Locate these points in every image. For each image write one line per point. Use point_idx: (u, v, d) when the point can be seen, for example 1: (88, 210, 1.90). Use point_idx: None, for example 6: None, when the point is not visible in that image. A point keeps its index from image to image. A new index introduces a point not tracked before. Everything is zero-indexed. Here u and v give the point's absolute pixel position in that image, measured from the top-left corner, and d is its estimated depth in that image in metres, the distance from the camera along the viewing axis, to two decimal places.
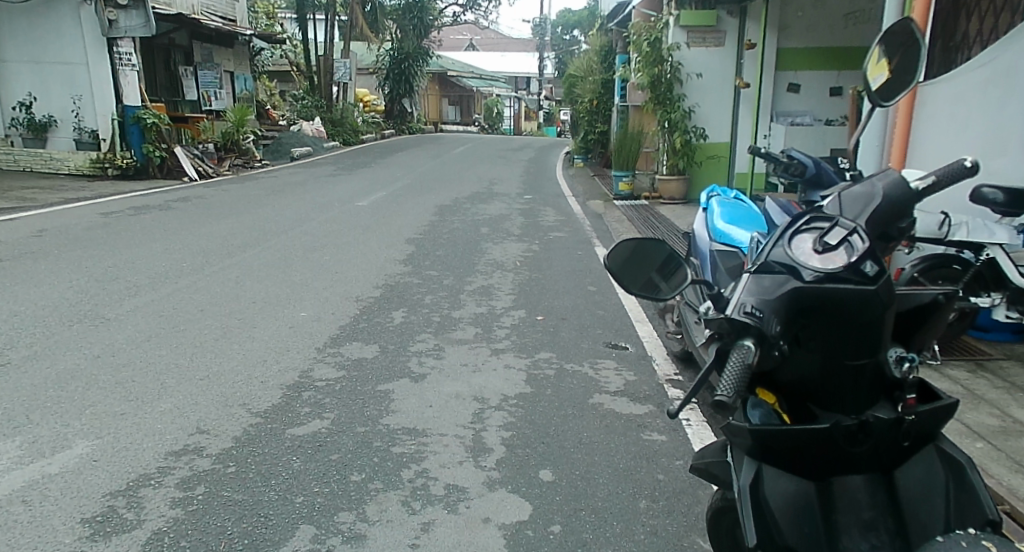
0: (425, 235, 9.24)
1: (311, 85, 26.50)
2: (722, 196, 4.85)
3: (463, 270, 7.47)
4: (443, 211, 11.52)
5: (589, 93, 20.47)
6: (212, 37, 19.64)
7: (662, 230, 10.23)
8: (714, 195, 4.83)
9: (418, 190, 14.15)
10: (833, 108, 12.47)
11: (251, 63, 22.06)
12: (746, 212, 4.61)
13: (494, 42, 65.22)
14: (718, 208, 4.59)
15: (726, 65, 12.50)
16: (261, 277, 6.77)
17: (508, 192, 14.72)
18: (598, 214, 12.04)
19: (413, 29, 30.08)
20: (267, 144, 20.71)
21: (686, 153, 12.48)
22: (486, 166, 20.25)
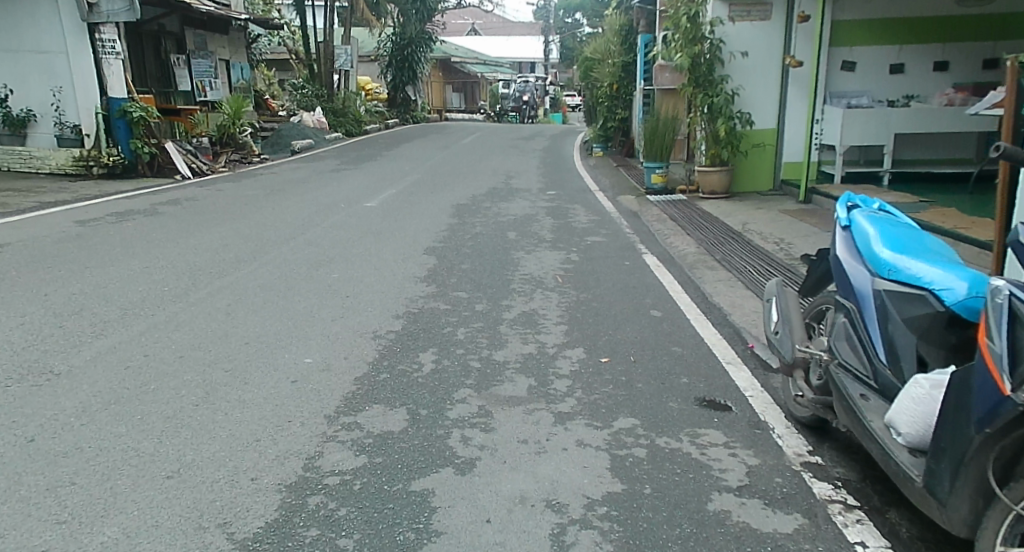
0: (449, 245, 8.02)
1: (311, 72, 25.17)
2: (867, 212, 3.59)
3: (500, 291, 6.26)
4: (464, 213, 10.31)
5: (608, 77, 19.55)
6: (205, 22, 18.28)
7: (713, 233, 9.02)
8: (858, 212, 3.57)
9: (433, 187, 12.92)
10: (890, 86, 12.12)
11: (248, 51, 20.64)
12: (908, 229, 3.40)
13: (495, 27, 63.53)
14: (872, 229, 3.32)
15: (772, 44, 11.78)
16: (257, 302, 5.56)
17: (528, 188, 13.48)
18: (633, 212, 10.82)
19: (416, 14, 28.56)
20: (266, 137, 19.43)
21: (730, 141, 11.56)
22: (499, 157, 18.99)
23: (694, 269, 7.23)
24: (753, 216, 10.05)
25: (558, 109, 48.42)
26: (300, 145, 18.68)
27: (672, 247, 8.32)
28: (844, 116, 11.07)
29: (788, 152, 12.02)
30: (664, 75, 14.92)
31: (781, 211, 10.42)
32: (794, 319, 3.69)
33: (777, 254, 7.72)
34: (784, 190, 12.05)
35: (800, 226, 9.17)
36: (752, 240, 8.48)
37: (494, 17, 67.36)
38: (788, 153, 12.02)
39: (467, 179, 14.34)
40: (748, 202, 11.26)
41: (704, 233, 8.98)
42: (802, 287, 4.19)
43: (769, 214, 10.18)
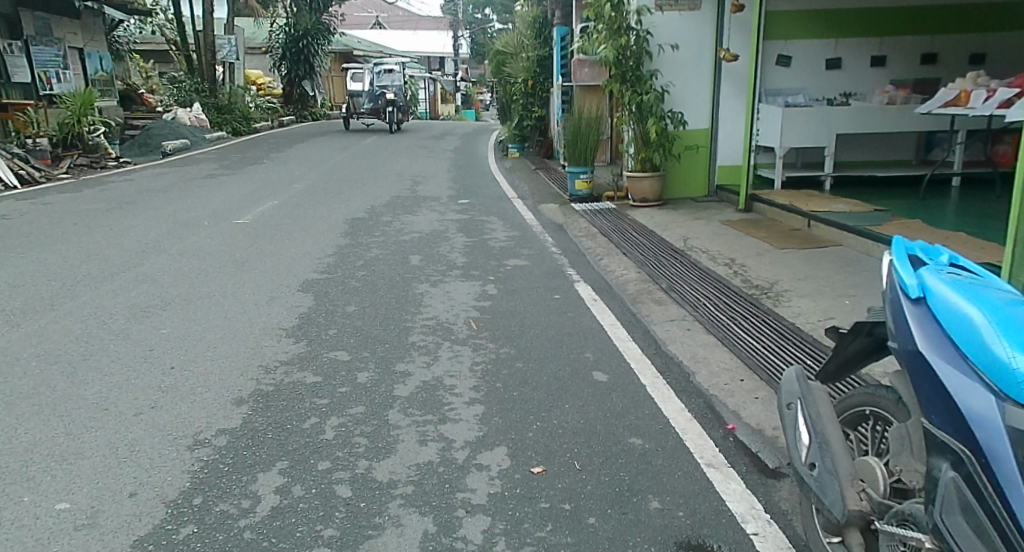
0: (336, 280, 6.52)
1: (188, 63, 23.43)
2: (931, 266, 2.46)
3: (395, 349, 4.80)
4: (360, 233, 8.80)
5: (522, 73, 18.35)
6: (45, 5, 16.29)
7: (651, 254, 7.78)
8: (921, 269, 2.42)
9: (327, 198, 11.34)
10: (827, 83, 11.09)
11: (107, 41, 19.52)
12: (1006, 295, 2.28)
13: (403, 21, 61.52)
14: (966, 307, 2.18)
15: (703, 36, 10.67)
16: (41, 376, 3.98)
17: (436, 198, 12.04)
18: (557, 229, 9.51)
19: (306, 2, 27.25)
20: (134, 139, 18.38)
21: (662, 144, 10.42)
22: (406, 160, 17.51)
23: (637, 306, 5.92)
24: (690, 231, 8.88)
25: (470, 106, 46.96)
26: (170, 146, 17.49)
27: (606, 274, 7.00)
28: (785, 115, 10.07)
29: (723, 154, 11.00)
30: (582, 70, 14.16)
31: (721, 223, 9.30)
32: (841, 451, 2.41)
33: (733, 281, 6.48)
34: (719, 196, 11.01)
35: (747, 242, 8.02)
36: (698, 262, 7.25)
37: (402, 12, 65.31)
38: (724, 155, 10.99)
39: (367, 187, 12.82)
40: (682, 213, 10.11)
41: (641, 255, 7.72)
42: (820, 371, 2.89)
43: (707, 227, 9.03)
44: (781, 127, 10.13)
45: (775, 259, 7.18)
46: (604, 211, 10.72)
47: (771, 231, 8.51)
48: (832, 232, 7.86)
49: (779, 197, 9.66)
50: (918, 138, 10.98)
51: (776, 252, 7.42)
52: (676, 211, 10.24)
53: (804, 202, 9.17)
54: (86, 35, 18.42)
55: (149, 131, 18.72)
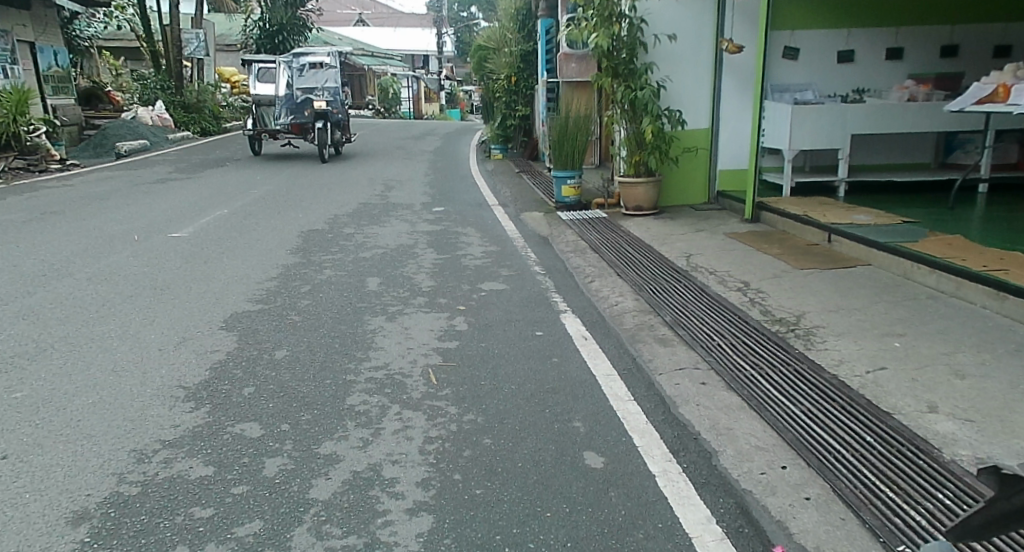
0: (275, 312, 5.40)
1: (153, 58, 23.04)
2: None
3: (327, 416, 3.70)
4: (315, 249, 7.69)
5: (505, 69, 17.36)
6: None
7: (650, 276, 6.67)
8: None
9: (285, 206, 10.22)
10: (839, 79, 9.99)
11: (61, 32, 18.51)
12: None
13: (385, 18, 60.37)
14: None
15: (704, 25, 9.58)
16: None
17: (408, 206, 10.92)
18: (541, 243, 8.41)
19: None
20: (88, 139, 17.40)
21: (659, 146, 9.32)
22: (381, 161, 16.39)
23: (636, 348, 4.81)
24: (692, 245, 7.80)
25: (455, 104, 45.81)
26: (126, 146, 16.59)
27: (597, 303, 5.90)
28: (795, 112, 9.00)
29: (726, 156, 9.90)
30: (568, 65, 13.56)
31: (725, 235, 8.20)
32: None
33: (751, 312, 5.38)
34: (721, 204, 9.89)
35: (760, 259, 6.93)
36: (705, 286, 6.14)
37: (386, 8, 64.09)
38: (726, 158, 9.90)
39: (333, 193, 11.70)
40: (681, 223, 9.01)
41: (638, 277, 6.60)
42: (954, 529, 2.06)
43: (711, 240, 7.95)
44: (791, 126, 9.05)
45: (797, 281, 6.08)
46: (595, 221, 9.62)
47: (784, 247, 7.34)
48: (860, 250, 6.66)
49: (791, 206, 8.52)
50: (936, 138, 9.86)
51: (796, 272, 6.33)
52: (674, 221, 9.15)
53: (821, 212, 8.01)
54: (37, 27, 17.16)
55: (104, 129, 17.73)
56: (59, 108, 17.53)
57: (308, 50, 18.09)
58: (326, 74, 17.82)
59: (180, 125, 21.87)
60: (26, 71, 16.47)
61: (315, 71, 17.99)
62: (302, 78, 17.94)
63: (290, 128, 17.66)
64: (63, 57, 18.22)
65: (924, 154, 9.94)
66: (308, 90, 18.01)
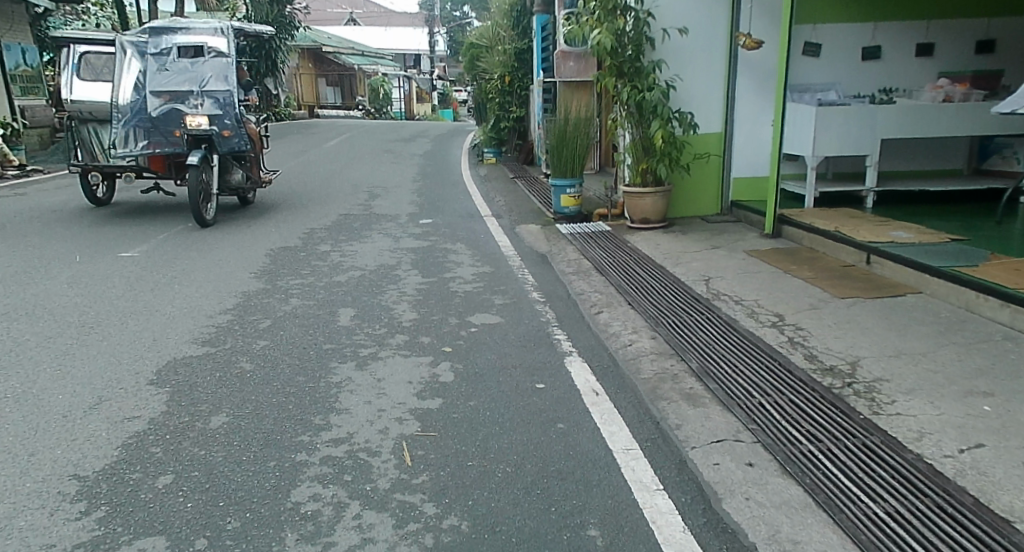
0: (224, 355, 4.54)
1: None
2: None
3: (259, 524, 2.87)
4: (283, 271, 6.83)
5: (497, 68, 16.57)
6: None
7: (666, 305, 5.80)
8: None
9: (258, 221, 9.37)
10: (864, 78, 9.15)
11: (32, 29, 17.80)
12: None
13: (375, 17, 59.49)
14: None
15: (718, 19, 8.70)
16: None
17: (392, 218, 10.07)
18: (538, 262, 7.55)
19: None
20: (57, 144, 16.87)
21: (669, 153, 8.44)
22: (367, 167, 15.54)
23: (658, 409, 3.95)
24: (709, 264, 6.94)
25: (448, 105, 44.93)
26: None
27: (606, 343, 5.02)
28: (819, 114, 8.17)
29: (740, 163, 9.02)
30: (565, 65, 13.17)
31: (745, 252, 7.35)
32: None
33: (791, 356, 4.53)
34: (735, 215, 9.02)
35: (789, 284, 6.08)
36: (732, 320, 5.29)
37: (377, 7, 63.23)
38: (742, 165, 9.03)
39: (313, 205, 10.84)
40: (693, 238, 8.15)
41: (654, 307, 5.71)
42: None
43: (730, 258, 7.09)
44: (815, 129, 8.20)
45: (841, 315, 5.21)
46: (598, 234, 8.76)
47: (817, 268, 6.46)
48: (908, 275, 5.79)
49: (818, 220, 7.65)
50: (970, 143, 9.01)
51: (835, 302, 5.47)
52: (686, 236, 8.28)
53: (854, 228, 7.15)
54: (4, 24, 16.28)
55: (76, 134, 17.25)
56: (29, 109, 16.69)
57: (182, 20, 9.21)
58: (209, 69, 8.86)
59: None
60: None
61: (190, 64, 8.93)
62: (161, 74, 8.82)
63: (149, 163, 8.90)
64: (33, 55, 17.33)
65: (957, 160, 9.06)
66: (174, 95, 8.72)
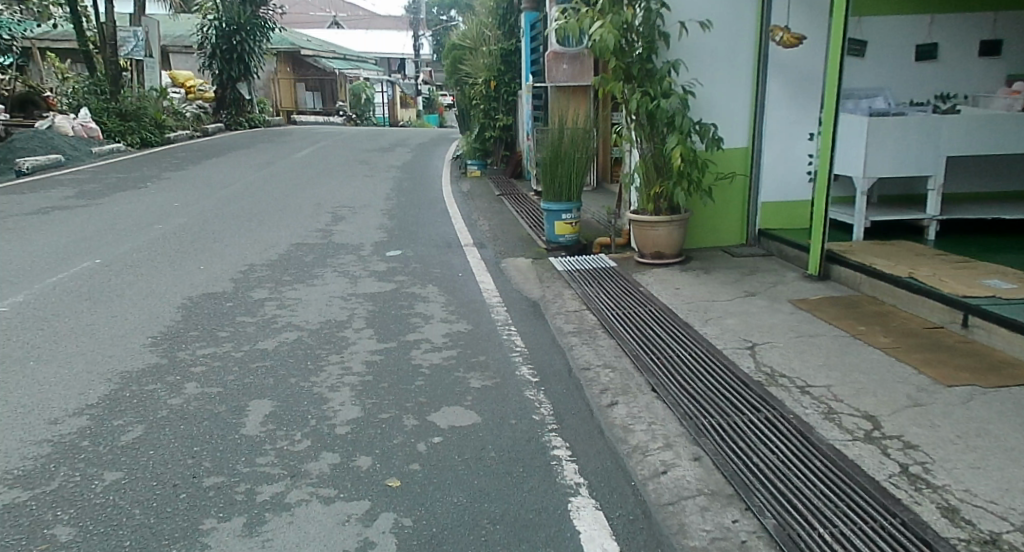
0: (43, 503, 3.00)
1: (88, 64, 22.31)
2: None
3: None
4: (196, 335, 5.28)
5: (481, 71, 15.08)
6: None
7: (705, 391, 4.22)
8: None
9: (189, 258, 7.82)
10: (917, 82, 7.62)
11: None
12: None
13: (360, 21, 57.95)
14: None
15: (745, 10, 7.15)
16: None
17: (353, 251, 8.50)
18: (527, 316, 5.98)
19: None
20: None
21: (688, 172, 6.87)
22: (337, 182, 13.98)
23: None
24: (747, 320, 5.37)
25: (434, 111, 43.35)
26: (30, 162, 15.51)
27: (627, 467, 3.44)
28: (873, 126, 6.66)
29: (772, 185, 7.45)
30: (558, 67, 11.74)
31: (790, 302, 5.79)
32: None
33: (917, 504, 2.94)
34: (766, 247, 7.46)
35: (867, 356, 4.51)
36: (805, 424, 3.69)
37: (362, 11, 61.66)
38: (774, 188, 7.47)
39: (262, 234, 9.26)
40: (719, 279, 6.58)
41: (687, 397, 4.13)
42: None
43: (773, 311, 5.53)
44: (867, 145, 6.69)
45: (963, 417, 3.62)
46: (602, 274, 7.19)
47: (895, 332, 4.91)
48: None
49: (878, 259, 6.09)
50: None
51: (945, 393, 3.89)
52: (709, 276, 6.72)
53: (931, 271, 5.58)
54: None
55: (13, 149, 16.46)
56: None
57: None
58: None
59: (117, 135, 21.03)
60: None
61: None
62: None
63: None
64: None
65: None
66: None
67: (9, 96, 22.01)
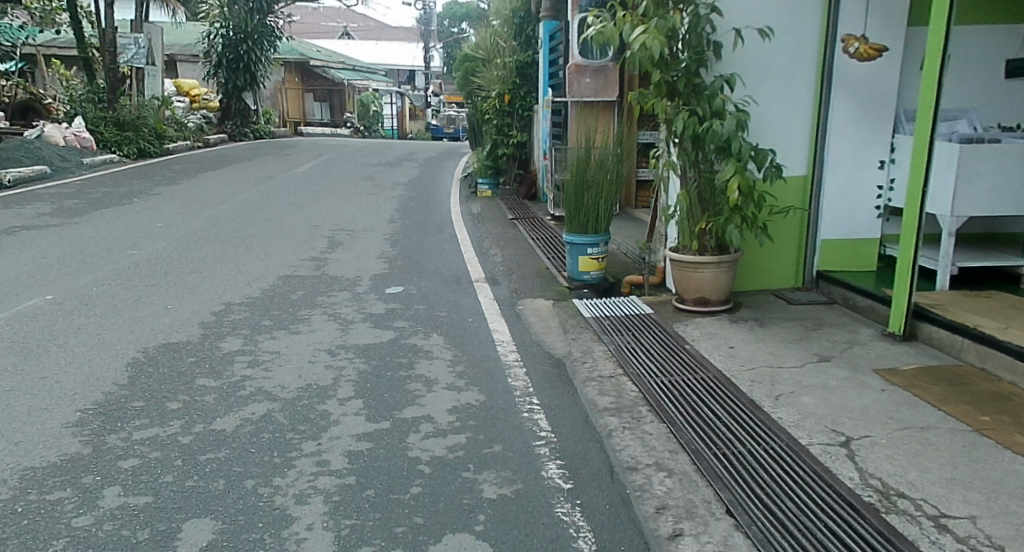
0: None
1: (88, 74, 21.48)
2: None
3: None
4: (143, 408, 4.25)
5: (495, 84, 14.10)
6: None
7: (800, 518, 3.13)
8: None
9: (160, 296, 6.82)
10: (1005, 104, 6.54)
11: None
12: None
13: (370, 32, 57.33)
14: None
15: (809, 17, 6.11)
16: None
17: (346, 286, 7.45)
18: (550, 381, 4.88)
19: None
20: None
21: (744, 207, 5.79)
22: (337, 201, 12.96)
23: None
24: (831, 399, 4.25)
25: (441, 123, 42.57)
26: (13, 173, 14.58)
27: None
28: (965, 156, 5.58)
29: (839, 221, 6.33)
30: (580, 81, 10.79)
31: (875, 372, 4.67)
32: None
33: None
34: (825, 292, 6.35)
35: (1010, 467, 3.41)
36: None
37: (373, 21, 60.94)
38: (838, 224, 6.36)
39: (246, 263, 8.22)
40: (780, 335, 5.47)
41: (784, 531, 3.04)
42: None
43: (860, 385, 4.42)
44: (958, 178, 5.60)
45: None
46: (635, 323, 6.10)
47: None
48: None
49: (980, 317, 4.99)
50: None
51: None
52: (767, 330, 5.62)
53: None
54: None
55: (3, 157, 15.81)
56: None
57: None
58: None
59: (114, 145, 20.05)
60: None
61: None
62: None
63: None
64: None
65: None
66: None
67: (9, 102, 21.47)
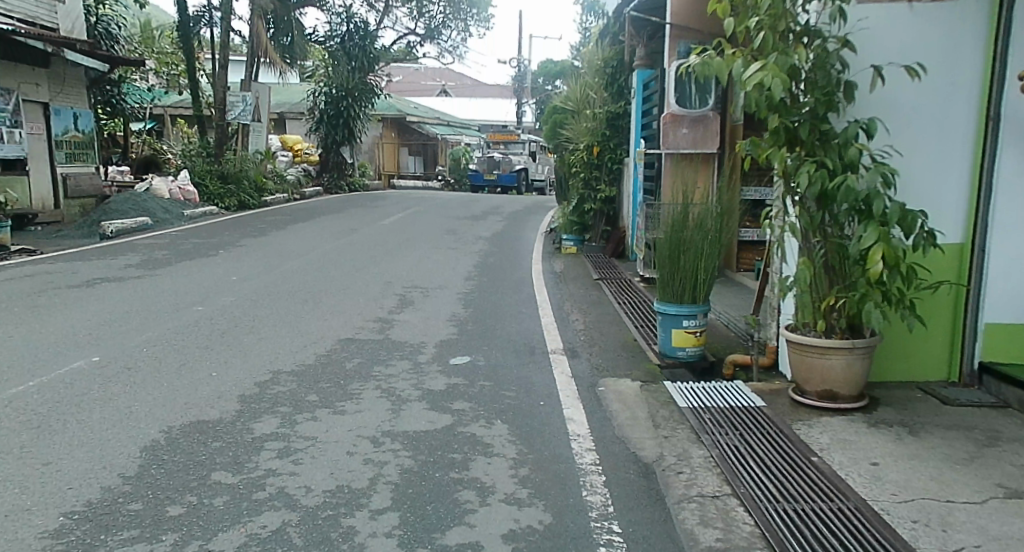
0: None
1: (200, 129, 21.87)
2: None
3: None
4: (146, 517, 3.52)
5: (582, 137, 13.39)
6: None
7: None
8: None
9: (205, 357, 6.18)
10: None
11: (64, 95, 16.72)
12: None
13: (465, 87, 58.25)
14: None
15: (969, 54, 5.06)
16: None
17: (412, 354, 6.70)
18: (648, 505, 3.92)
19: (345, 61, 26.26)
20: (81, 222, 15.39)
21: (887, 281, 4.72)
22: (417, 255, 12.39)
23: None
24: None
25: None
26: (115, 225, 14.22)
27: None
28: None
29: (1006, 301, 5.16)
30: (677, 131, 9.91)
31: None
32: None
33: None
34: (989, 390, 5.17)
35: None
36: None
37: (468, 79, 61.95)
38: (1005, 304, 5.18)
39: (310, 324, 7.61)
40: (932, 451, 4.34)
41: None
42: None
43: None
44: None
45: None
46: (750, 419, 5.07)
47: None
48: None
49: None
50: None
51: None
52: (914, 441, 4.49)
53: None
54: (54, 86, 16.41)
55: (108, 208, 15.78)
56: (71, 176, 16.73)
57: None
58: None
59: (216, 198, 20.10)
60: (32, 134, 15.72)
61: None
62: None
63: None
64: (84, 121, 17.50)
65: None
66: None
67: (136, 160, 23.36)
